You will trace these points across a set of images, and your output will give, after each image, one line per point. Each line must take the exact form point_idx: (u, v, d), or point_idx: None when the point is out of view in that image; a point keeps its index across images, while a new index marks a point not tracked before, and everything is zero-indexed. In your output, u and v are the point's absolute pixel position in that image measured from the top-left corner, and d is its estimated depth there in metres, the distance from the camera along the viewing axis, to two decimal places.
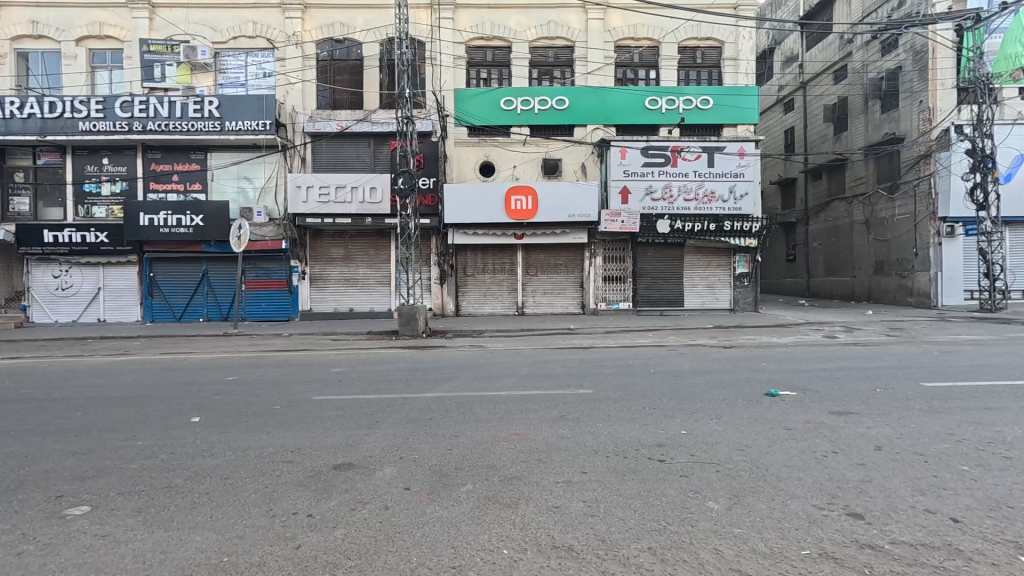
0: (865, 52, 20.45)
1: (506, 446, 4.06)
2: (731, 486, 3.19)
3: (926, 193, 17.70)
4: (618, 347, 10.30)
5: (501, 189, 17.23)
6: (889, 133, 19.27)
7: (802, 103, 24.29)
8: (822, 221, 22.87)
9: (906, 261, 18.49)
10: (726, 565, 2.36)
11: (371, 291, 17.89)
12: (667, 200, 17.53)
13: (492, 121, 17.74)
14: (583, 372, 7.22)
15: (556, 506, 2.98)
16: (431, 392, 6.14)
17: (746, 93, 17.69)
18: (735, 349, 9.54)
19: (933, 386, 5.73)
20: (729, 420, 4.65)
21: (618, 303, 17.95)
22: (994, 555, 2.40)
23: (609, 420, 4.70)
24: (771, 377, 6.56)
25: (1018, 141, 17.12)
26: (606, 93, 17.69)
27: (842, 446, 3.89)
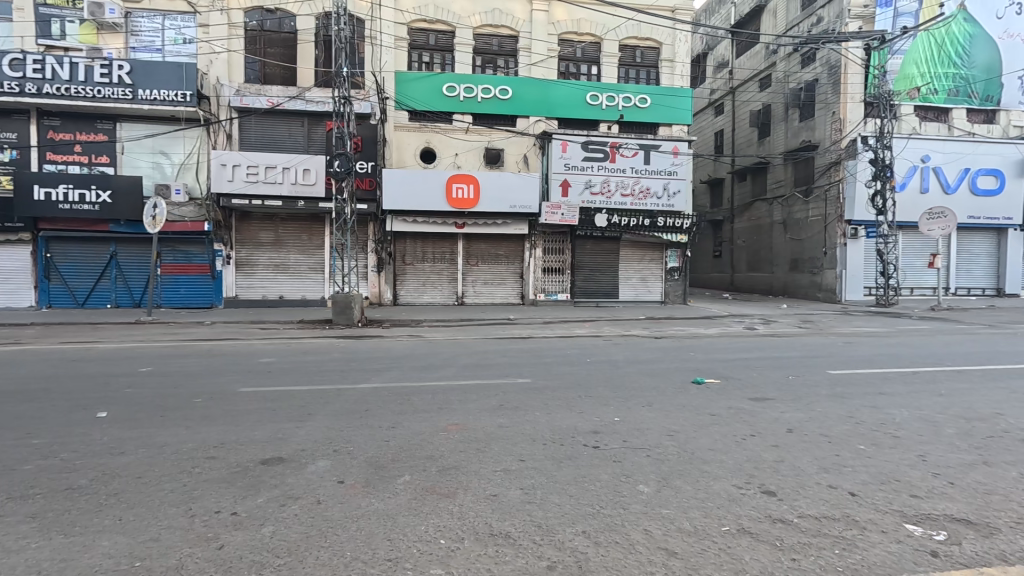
0: (787, 63, 21.90)
1: (445, 436, 4.03)
2: (661, 470, 3.35)
3: (835, 197, 19.38)
4: (556, 337, 10.51)
5: (442, 176, 16.99)
6: (805, 140, 20.80)
7: (731, 107, 25.71)
8: (746, 220, 24.42)
9: (817, 259, 20.15)
10: (655, 545, 2.47)
11: (303, 278, 17.09)
12: (605, 195, 18.01)
13: (434, 107, 17.37)
14: (522, 362, 7.30)
15: (494, 494, 3.00)
16: (368, 383, 5.99)
17: (681, 95, 18.43)
18: (665, 339, 10.02)
19: (837, 374, 6.30)
20: (659, 407, 4.87)
21: (556, 294, 18.33)
22: (885, 523, 2.67)
23: (547, 408, 4.80)
24: (698, 366, 6.95)
25: (912, 154, 19.02)
26: (548, 86, 17.83)
27: (759, 429, 4.19)
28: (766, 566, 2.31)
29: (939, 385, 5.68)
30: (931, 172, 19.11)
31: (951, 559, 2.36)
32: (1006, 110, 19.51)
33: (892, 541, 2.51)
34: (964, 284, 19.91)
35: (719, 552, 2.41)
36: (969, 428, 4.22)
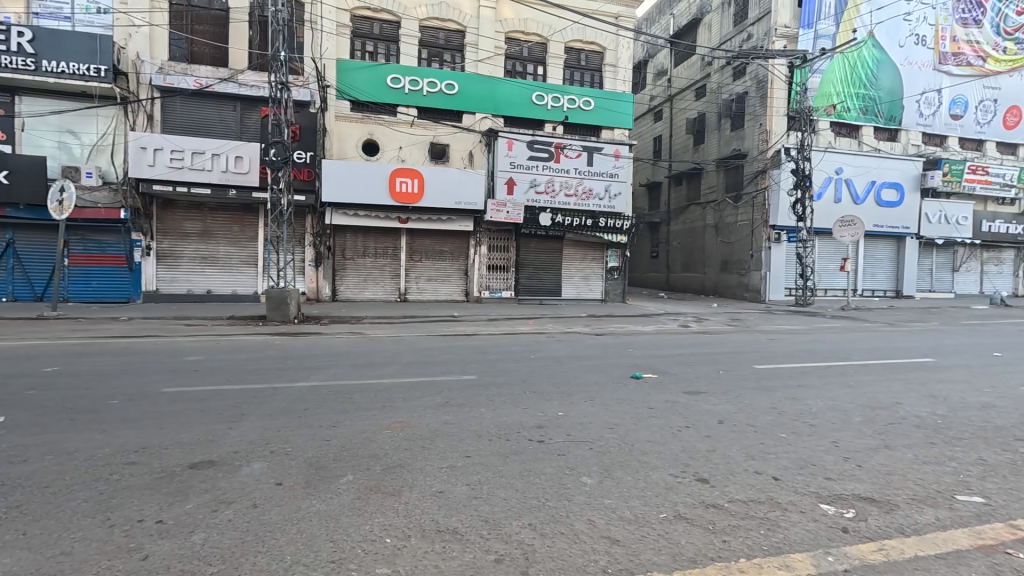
0: (721, 75, 23.13)
1: (388, 434, 3.96)
2: (603, 462, 3.46)
3: (762, 204, 20.72)
4: (500, 334, 10.56)
5: (386, 170, 16.59)
6: (736, 148, 22.07)
7: (669, 114, 26.85)
8: (681, 223, 25.61)
9: (744, 261, 21.45)
10: (598, 534, 2.55)
11: (233, 272, 16.13)
12: (549, 194, 18.27)
13: (377, 98, 16.90)
14: (466, 359, 7.28)
15: (440, 491, 2.98)
16: (306, 381, 5.77)
17: (623, 99, 19.00)
18: (605, 336, 10.33)
19: (762, 369, 6.75)
20: (600, 401, 5.02)
21: (500, 292, 18.39)
22: (803, 504, 2.91)
23: (491, 404, 4.82)
24: (637, 361, 7.24)
25: (828, 165, 20.67)
26: (495, 83, 17.84)
27: (693, 421, 4.43)
28: (700, 549, 2.44)
29: (848, 378, 6.23)
30: (843, 183, 20.85)
31: (860, 533, 2.60)
32: (906, 129, 21.65)
33: (809, 520, 2.73)
34: (870, 286, 21.90)
35: (657, 538, 2.53)
36: (874, 416, 4.66)
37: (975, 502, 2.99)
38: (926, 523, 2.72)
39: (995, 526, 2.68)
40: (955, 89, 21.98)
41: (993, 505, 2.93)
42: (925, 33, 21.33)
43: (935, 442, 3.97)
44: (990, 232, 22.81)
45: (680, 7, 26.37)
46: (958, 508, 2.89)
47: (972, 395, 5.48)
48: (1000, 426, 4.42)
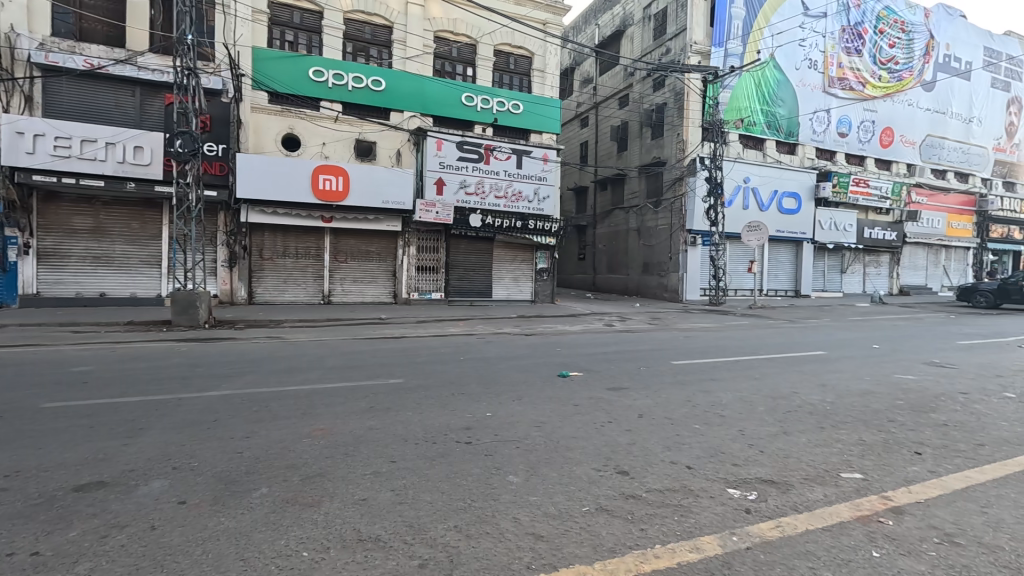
0: (642, 86, 24.27)
1: (308, 442, 3.78)
2: (529, 459, 3.52)
3: (680, 210, 21.97)
4: (429, 336, 10.42)
5: (308, 166, 15.83)
6: (656, 156, 23.29)
7: (594, 120, 27.82)
8: (606, 226, 26.62)
9: (664, 264, 22.65)
10: (524, 531, 2.59)
11: (132, 273, 14.68)
12: (479, 195, 18.29)
13: (298, 91, 16.10)
14: (393, 362, 7.11)
15: (362, 498, 2.89)
16: (216, 390, 5.36)
17: (550, 105, 19.43)
18: (534, 336, 10.50)
19: (678, 364, 7.16)
20: (527, 400, 5.08)
21: (430, 294, 18.14)
22: (713, 490, 3.12)
23: (419, 407, 4.75)
24: (563, 360, 7.42)
25: (737, 174, 22.31)
26: (423, 82, 17.58)
27: (615, 416, 4.62)
28: (620, 539, 2.53)
29: (753, 371, 6.76)
30: (750, 192, 22.63)
31: (760, 513, 2.83)
32: (803, 145, 23.90)
33: (717, 504, 2.93)
34: (773, 286, 23.92)
35: (579, 531, 2.60)
36: (775, 405, 5.09)
37: (856, 478, 3.35)
38: (816, 499, 3.01)
39: (871, 498, 3.03)
40: (841, 110, 24.57)
41: (870, 480, 3.30)
42: (816, 58, 23.64)
43: (825, 427, 4.41)
44: (870, 238, 25.69)
45: (604, 19, 27.43)
46: (843, 485, 3.23)
47: (856, 382, 6.17)
48: (876, 409, 4.99)
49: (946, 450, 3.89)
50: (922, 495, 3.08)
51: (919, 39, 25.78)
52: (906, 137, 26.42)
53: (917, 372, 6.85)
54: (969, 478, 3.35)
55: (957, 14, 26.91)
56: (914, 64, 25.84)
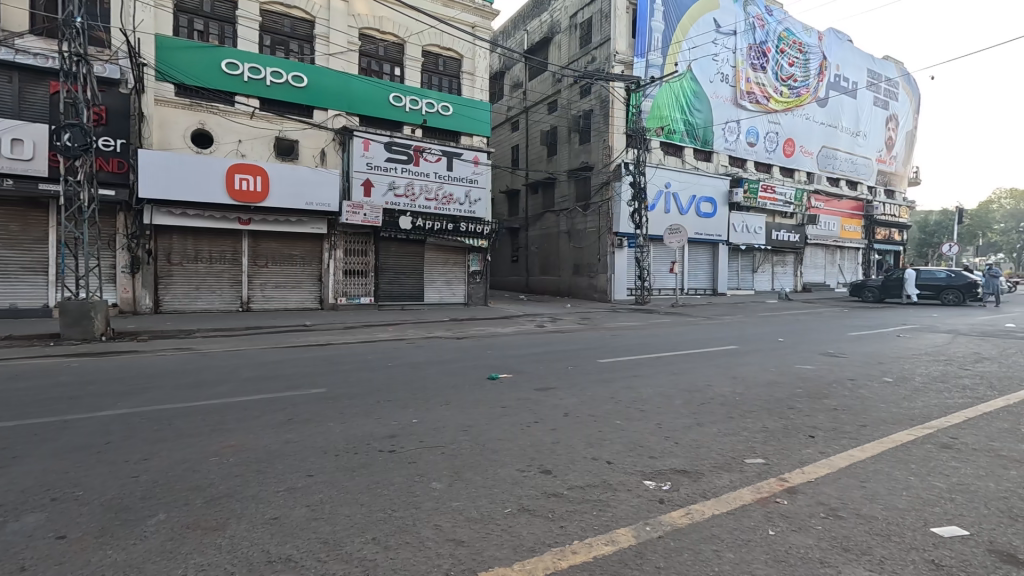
0: (569, 92, 24.95)
1: (216, 461, 3.52)
2: (454, 464, 3.49)
3: (607, 213, 22.77)
4: (358, 342, 10.09)
5: (222, 164, 14.86)
6: (584, 161, 24.05)
7: (524, 124, 28.25)
8: (538, 229, 27.08)
9: (593, 265, 23.36)
10: (444, 538, 2.56)
11: (12, 281, 13.05)
12: (409, 197, 17.99)
13: (210, 84, 15.04)
14: (317, 371, 6.80)
15: (273, 517, 2.74)
16: (111, 409, 4.87)
17: (480, 108, 19.52)
18: (466, 340, 10.48)
19: (605, 363, 7.41)
20: (456, 405, 5.03)
21: (359, 298, 17.57)
22: (630, 483, 3.25)
23: (341, 417, 4.58)
24: (494, 362, 7.46)
25: (659, 180, 23.48)
26: (349, 80, 17.02)
27: (541, 416, 4.70)
28: (539, 538, 2.57)
29: (673, 366, 7.12)
30: (671, 196, 23.89)
31: (673, 502, 2.99)
32: (717, 153, 25.62)
33: (633, 496, 3.06)
34: (693, 285, 25.39)
35: (501, 533, 2.62)
36: (690, 398, 5.39)
37: (758, 463, 3.62)
38: (722, 485, 3.22)
39: (770, 481, 3.29)
40: (749, 122, 26.57)
41: (770, 464, 3.58)
42: (728, 72, 25.39)
43: (733, 416, 4.72)
44: (777, 240, 27.92)
45: (533, 25, 27.94)
46: (746, 470, 3.48)
47: (762, 373, 6.69)
48: (779, 397, 5.45)
49: (834, 432, 4.31)
50: (812, 475, 3.39)
51: (814, 59, 28.42)
52: (805, 148, 29.02)
53: (815, 362, 7.54)
54: (852, 456, 3.73)
55: (845, 39, 29.98)
56: (810, 82, 28.42)
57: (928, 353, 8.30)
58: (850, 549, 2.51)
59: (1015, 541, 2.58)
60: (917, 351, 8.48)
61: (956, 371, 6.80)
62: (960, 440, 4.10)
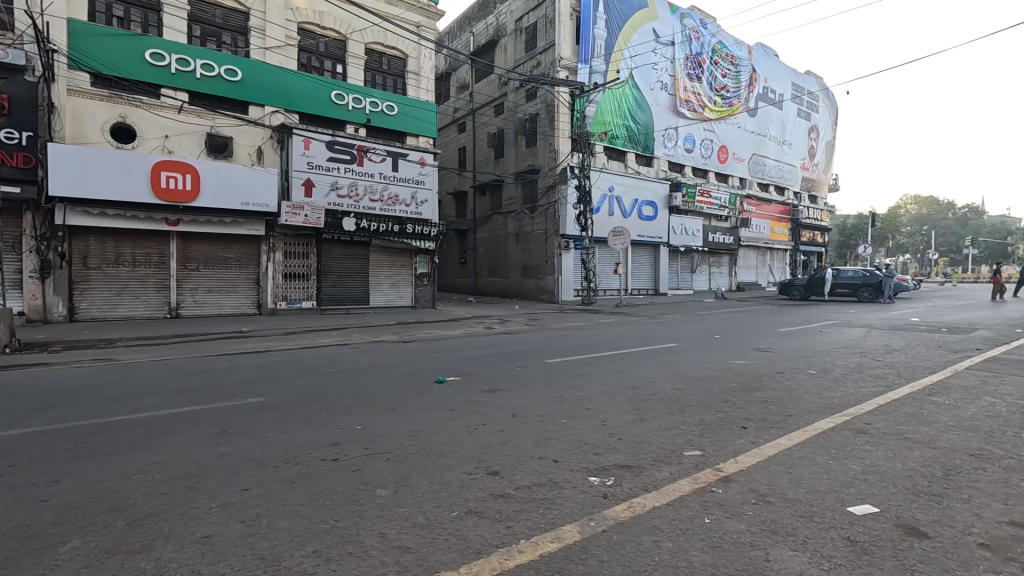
0: (516, 96, 25.15)
1: (139, 480, 3.28)
2: (400, 470, 3.43)
3: (554, 215, 23.10)
4: (300, 347, 9.71)
5: (147, 161, 13.91)
6: (531, 164, 24.32)
7: (471, 126, 28.21)
8: (486, 231, 27.09)
9: (541, 266, 23.64)
10: (389, 545, 2.52)
11: None
12: (353, 198, 17.52)
13: (132, 74, 14.02)
14: (255, 379, 6.48)
15: (204, 536, 2.59)
16: (16, 427, 4.42)
17: (426, 108, 19.32)
18: (414, 343, 10.33)
19: (552, 362, 7.53)
20: (403, 410, 4.95)
21: (300, 302, 16.91)
22: (575, 480, 3.32)
23: (280, 427, 4.39)
24: (442, 365, 7.39)
25: (603, 183, 24.11)
26: (287, 76, 16.38)
27: (489, 418, 4.70)
28: (486, 540, 2.57)
29: (617, 365, 7.32)
30: (615, 200, 24.60)
31: (616, 496, 3.08)
32: (658, 158, 26.65)
33: (579, 493, 3.13)
34: (636, 285, 26.24)
35: (447, 537, 2.60)
36: (633, 395, 5.57)
37: (695, 455, 3.80)
38: (663, 478, 3.35)
39: (706, 471, 3.46)
40: (686, 129, 27.82)
41: (706, 456, 3.76)
42: (667, 81, 26.45)
43: (673, 411, 4.92)
44: (714, 241, 29.36)
45: (479, 27, 27.99)
46: (685, 462, 3.64)
47: (700, 369, 7.04)
48: (715, 391, 5.74)
49: (764, 422, 4.59)
50: (744, 464, 3.58)
51: (745, 72, 30.14)
52: (737, 155, 30.73)
53: (747, 357, 8.00)
54: (780, 444, 3.98)
55: (772, 53, 31.99)
56: (741, 92, 30.11)
57: (847, 346, 9.00)
58: (777, 531, 2.67)
59: (918, 514, 2.86)
60: (838, 344, 9.18)
61: (870, 362, 7.42)
62: (872, 425, 4.47)
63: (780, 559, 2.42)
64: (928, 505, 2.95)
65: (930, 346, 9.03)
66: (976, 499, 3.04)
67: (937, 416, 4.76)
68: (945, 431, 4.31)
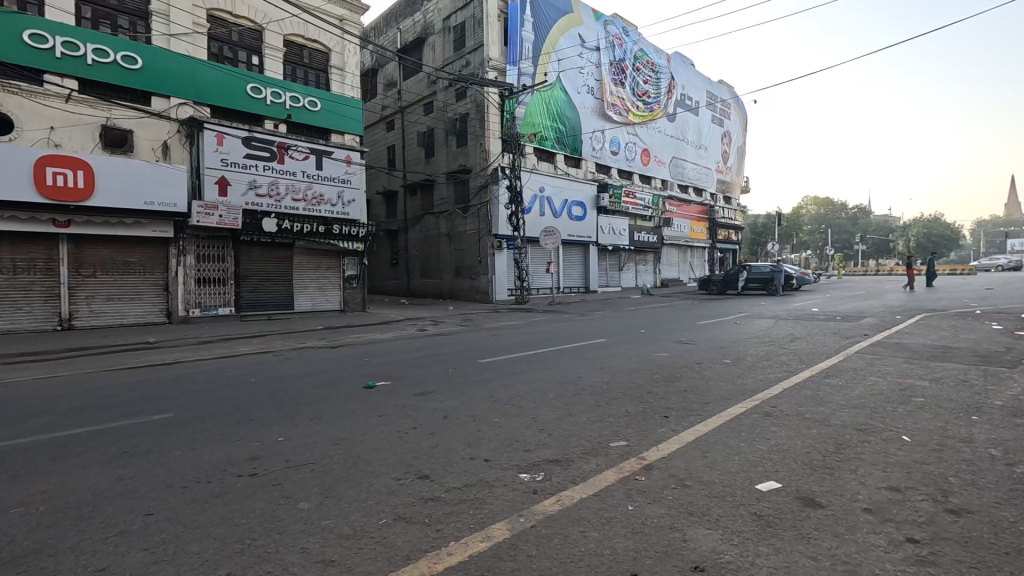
0: (445, 95, 24.96)
1: (18, 514, 2.91)
2: (324, 481, 3.30)
3: (486, 215, 23.14)
4: (217, 357, 9.06)
5: (30, 155, 12.48)
6: (462, 164, 24.22)
7: (400, 124, 27.65)
8: (417, 231, 26.66)
9: (475, 267, 23.61)
10: (312, 560, 2.42)
11: None
12: (273, 198, 16.61)
13: (8, 57, 12.40)
14: (162, 394, 5.96)
15: (100, 569, 2.35)
16: None
17: (351, 105, 18.77)
18: (342, 348, 9.97)
19: (485, 362, 7.57)
20: (329, 418, 4.77)
21: (216, 309, 15.79)
22: (506, 478, 3.35)
23: (191, 444, 4.07)
24: (371, 370, 7.19)
25: (534, 184, 24.48)
26: (196, 66, 15.24)
27: (419, 421, 4.64)
28: (414, 547, 2.52)
29: (549, 362, 7.49)
30: (546, 200, 25.04)
31: (545, 491, 3.14)
32: (585, 160, 27.46)
33: (508, 490, 3.16)
34: (568, 284, 26.88)
35: (374, 546, 2.53)
36: (563, 391, 5.70)
37: (621, 445, 3.96)
38: (589, 470, 3.46)
39: (630, 461, 3.61)
40: (612, 132, 28.86)
41: (631, 445, 3.93)
42: (593, 85, 27.28)
43: (601, 405, 5.08)
44: (639, 241, 30.70)
45: (405, 24, 27.51)
46: (611, 452, 3.78)
47: (626, 362, 7.37)
48: (639, 383, 6.02)
49: (683, 411, 4.86)
50: (666, 451, 3.78)
51: (664, 79, 31.75)
52: (659, 158, 32.34)
53: (669, 349, 8.45)
54: (699, 430, 4.24)
55: (688, 62, 33.91)
56: (661, 98, 31.69)
57: (757, 336, 9.74)
58: (696, 513, 2.84)
59: (814, 486, 3.15)
60: (749, 335, 9.91)
61: (776, 350, 8.09)
62: (777, 408, 4.88)
63: (696, 538, 2.57)
64: (822, 477, 3.27)
65: (826, 333, 9.98)
66: (862, 468, 3.40)
67: (832, 396, 5.28)
68: (838, 410, 4.78)
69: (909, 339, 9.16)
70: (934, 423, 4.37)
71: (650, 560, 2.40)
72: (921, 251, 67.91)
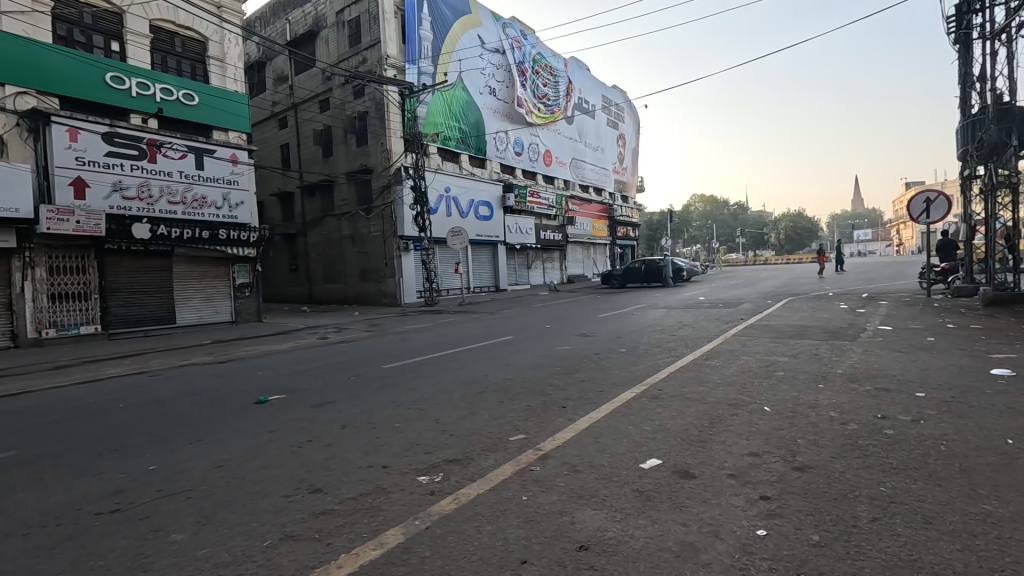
0: (342, 92, 23.93)
1: None
2: (202, 508, 3.05)
3: (390, 216, 22.54)
4: (78, 382, 7.96)
5: None
6: (363, 164, 23.36)
7: (293, 121, 26.09)
8: (317, 234, 25.33)
9: (381, 270, 22.91)
10: None
11: None
12: (145, 200, 14.93)
13: None
14: (4, 429, 5.15)
15: None
16: None
17: (233, 99, 17.39)
18: (233, 362, 9.22)
19: (389, 367, 7.40)
20: (213, 439, 4.41)
21: (77, 328, 13.86)
22: (402, 482, 3.31)
23: (38, 484, 3.56)
24: (264, 383, 6.73)
25: (439, 184, 24.25)
26: (39, 50, 13.25)
27: (314, 433, 4.44)
28: (299, 565, 2.41)
29: (454, 362, 7.51)
30: (451, 200, 24.95)
31: (442, 491, 3.15)
32: (490, 161, 27.73)
33: (405, 494, 3.13)
34: (477, 283, 26.99)
35: (257, 570, 2.39)
36: (466, 390, 5.75)
37: (520, 438, 4.08)
38: (488, 465, 3.53)
39: (527, 453, 3.72)
40: (515, 134, 29.42)
41: (528, 438, 4.06)
42: (494, 87, 27.64)
43: (502, 400, 5.19)
44: (545, 239, 31.61)
45: (295, 15, 26.02)
46: (510, 447, 3.88)
47: (529, 358, 7.59)
48: (540, 377, 6.24)
49: (579, 400, 5.11)
50: (561, 440, 3.94)
51: (562, 82, 32.92)
52: (560, 159, 33.54)
53: (572, 342, 8.83)
54: (592, 418, 4.49)
55: (583, 67, 35.45)
56: (561, 101, 32.80)
57: (650, 326, 10.47)
58: (585, 496, 3.00)
59: (689, 459, 3.47)
60: (644, 325, 10.61)
61: (666, 338, 8.76)
62: (663, 390, 5.31)
63: (583, 520, 2.73)
64: (697, 450, 3.60)
65: (709, 320, 10.97)
66: (729, 439, 3.80)
67: (709, 376, 5.86)
68: (713, 388, 5.30)
69: (776, 321, 10.34)
70: (790, 393, 5.00)
71: (539, 545, 2.50)
72: (790, 243, 76.75)
